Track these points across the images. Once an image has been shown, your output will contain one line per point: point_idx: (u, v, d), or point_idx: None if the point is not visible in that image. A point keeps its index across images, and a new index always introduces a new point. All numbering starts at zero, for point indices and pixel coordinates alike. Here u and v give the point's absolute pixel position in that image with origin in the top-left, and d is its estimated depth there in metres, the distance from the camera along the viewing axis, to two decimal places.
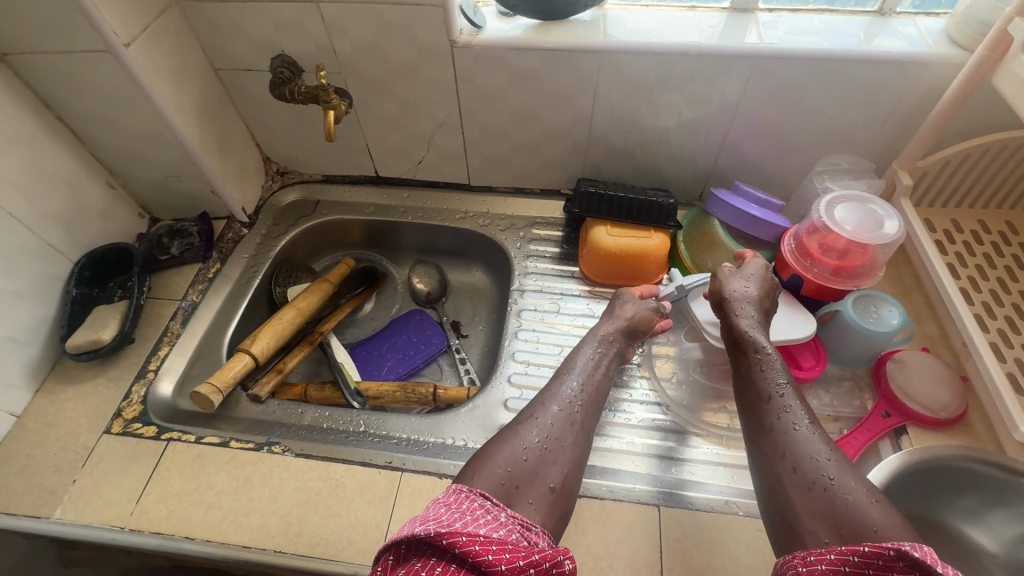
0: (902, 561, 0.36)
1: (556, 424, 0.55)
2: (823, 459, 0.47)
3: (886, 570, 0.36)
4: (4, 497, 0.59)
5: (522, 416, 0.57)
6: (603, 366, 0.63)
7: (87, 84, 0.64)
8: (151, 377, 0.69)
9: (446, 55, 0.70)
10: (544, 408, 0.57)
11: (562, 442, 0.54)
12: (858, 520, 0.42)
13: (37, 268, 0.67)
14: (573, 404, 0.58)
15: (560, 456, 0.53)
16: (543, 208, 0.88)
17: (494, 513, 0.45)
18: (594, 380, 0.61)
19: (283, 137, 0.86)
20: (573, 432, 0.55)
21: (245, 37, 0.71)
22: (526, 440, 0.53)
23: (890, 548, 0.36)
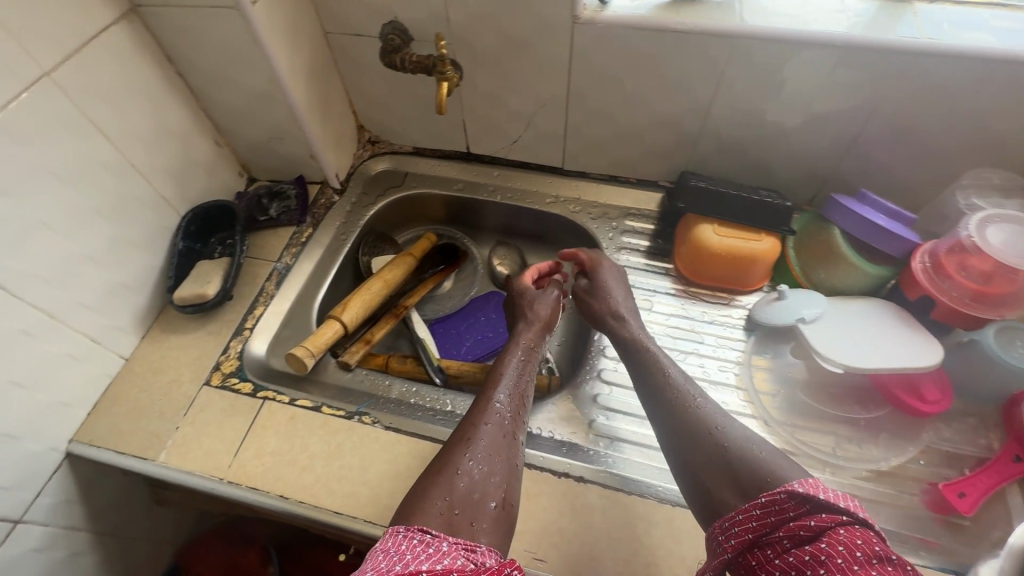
0: (794, 499, 0.42)
1: (497, 442, 0.55)
2: (723, 429, 0.52)
3: (783, 513, 0.42)
4: (115, 435, 0.62)
5: (454, 440, 0.55)
6: (518, 382, 0.62)
7: (210, 40, 0.64)
8: (247, 335, 0.70)
9: (566, 31, 0.66)
10: (483, 426, 0.56)
11: (502, 459, 0.54)
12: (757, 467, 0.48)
13: (151, 219, 0.69)
14: (505, 420, 0.57)
15: (501, 471, 0.53)
16: (638, 199, 0.85)
17: (436, 544, 0.43)
18: (514, 393, 0.61)
19: (380, 106, 0.85)
20: (510, 438, 0.56)
21: (361, 2, 0.70)
22: (467, 468, 0.51)
23: (779, 491, 0.43)
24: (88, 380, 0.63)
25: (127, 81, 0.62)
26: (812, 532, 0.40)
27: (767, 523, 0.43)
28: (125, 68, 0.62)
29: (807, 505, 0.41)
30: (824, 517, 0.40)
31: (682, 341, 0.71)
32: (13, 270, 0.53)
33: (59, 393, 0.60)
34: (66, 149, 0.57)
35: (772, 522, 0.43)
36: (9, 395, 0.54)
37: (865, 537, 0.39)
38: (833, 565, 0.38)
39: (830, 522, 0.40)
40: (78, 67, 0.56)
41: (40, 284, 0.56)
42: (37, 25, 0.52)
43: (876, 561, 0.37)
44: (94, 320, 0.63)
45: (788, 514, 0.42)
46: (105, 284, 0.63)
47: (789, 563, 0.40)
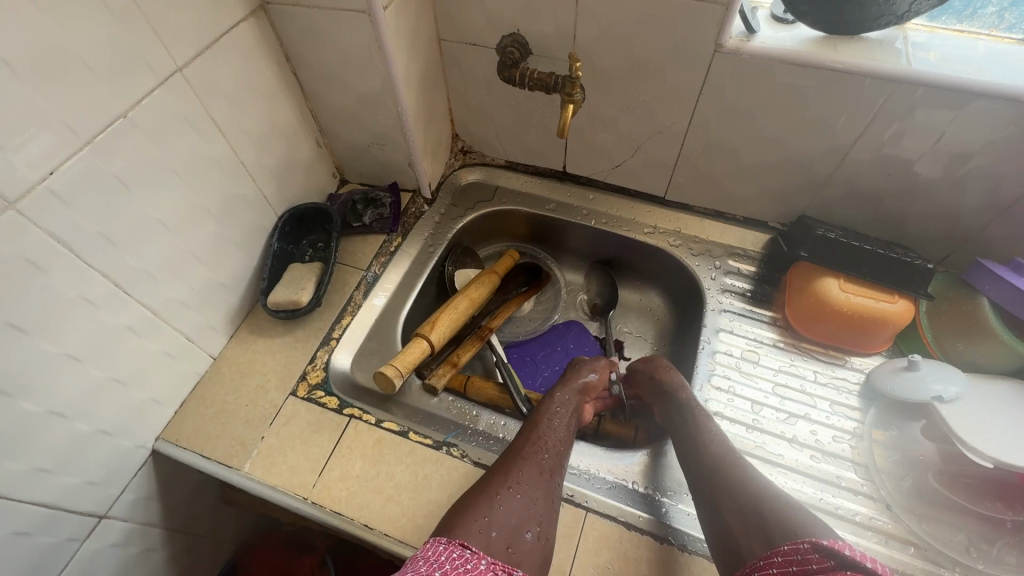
0: (817, 552, 0.41)
1: (539, 476, 0.55)
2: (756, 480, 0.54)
3: (807, 565, 0.41)
4: (201, 438, 0.61)
5: (498, 468, 0.55)
6: (562, 425, 0.61)
7: (332, 42, 0.62)
8: (333, 345, 0.68)
9: (705, 59, 0.61)
10: (528, 457, 0.56)
11: (542, 493, 0.53)
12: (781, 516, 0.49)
13: (252, 218, 0.67)
14: (549, 456, 0.57)
15: (540, 505, 0.53)
16: (743, 238, 0.79)
17: (474, 561, 0.43)
18: (556, 433, 0.60)
19: (481, 117, 0.82)
20: (551, 473, 0.56)
21: (485, 11, 0.67)
22: (507, 495, 0.52)
23: (802, 541, 0.43)
24: (179, 378, 0.62)
25: (248, 79, 0.61)
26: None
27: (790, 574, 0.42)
28: (248, 66, 0.60)
29: (830, 560, 0.39)
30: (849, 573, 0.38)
31: (791, 402, 0.65)
32: (127, 266, 0.52)
33: (153, 390, 0.59)
34: (187, 146, 0.55)
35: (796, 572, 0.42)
36: (109, 391, 0.54)
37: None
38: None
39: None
40: (208, 63, 0.55)
41: (149, 281, 0.55)
42: (178, 20, 0.51)
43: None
44: (191, 319, 0.62)
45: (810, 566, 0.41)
46: (205, 282, 0.62)
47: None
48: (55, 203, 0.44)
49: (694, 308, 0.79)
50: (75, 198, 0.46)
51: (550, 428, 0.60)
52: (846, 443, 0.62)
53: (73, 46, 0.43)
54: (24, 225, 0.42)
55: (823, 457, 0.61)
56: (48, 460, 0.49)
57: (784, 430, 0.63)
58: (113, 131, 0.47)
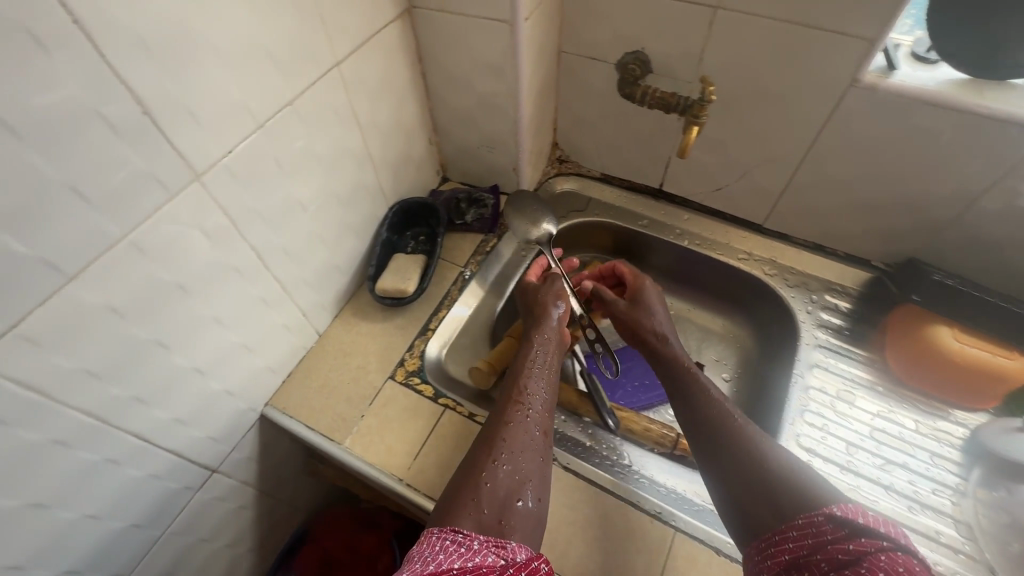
0: (832, 522, 0.42)
1: (525, 440, 0.54)
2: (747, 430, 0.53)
3: (822, 536, 0.42)
4: (306, 409, 0.65)
5: (487, 440, 0.54)
6: (544, 379, 0.60)
7: (467, 47, 0.65)
8: (429, 336, 0.71)
9: (837, 93, 0.61)
10: (514, 426, 0.55)
11: (531, 456, 0.54)
12: (779, 470, 0.49)
13: (368, 207, 0.71)
14: (534, 417, 0.56)
15: (530, 468, 0.53)
16: (842, 275, 0.78)
17: (467, 543, 0.43)
18: (537, 390, 0.59)
19: (585, 129, 0.84)
20: (537, 434, 0.56)
21: (613, 29, 0.68)
22: (498, 469, 0.51)
23: (817, 513, 0.43)
24: (292, 349, 0.66)
25: (387, 76, 0.64)
26: (849, 557, 0.39)
27: (807, 545, 0.42)
28: (389, 64, 0.64)
29: (845, 528, 0.41)
30: (864, 543, 0.40)
31: (889, 449, 0.64)
32: (270, 241, 0.56)
33: (271, 359, 0.63)
34: (331, 135, 0.59)
35: (810, 546, 0.42)
36: (238, 355, 0.58)
37: (907, 564, 0.38)
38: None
39: (868, 545, 0.39)
40: (359, 60, 0.59)
41: (283, 258, 0.59)
42: (343, 18, 0.54)
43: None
44: (309, 297, 0.65)
45: (827, 537, 0.42)
46: (324, 263, 0.66)
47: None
48: (227, 180, 0.48)
49: (786, 339, 0.76)
50: (243, 176, 0.49)
51: (531, 387, 0.59)
52: (947, 501, 0.60)
53: (262, 38, 0.46)
54: (202, 198, 0.46)
55: (921, 510, 0.59)
56: (184, 413, 0.53)
57: (880, 476, 0.62)
58: (280, 117, 0.51)
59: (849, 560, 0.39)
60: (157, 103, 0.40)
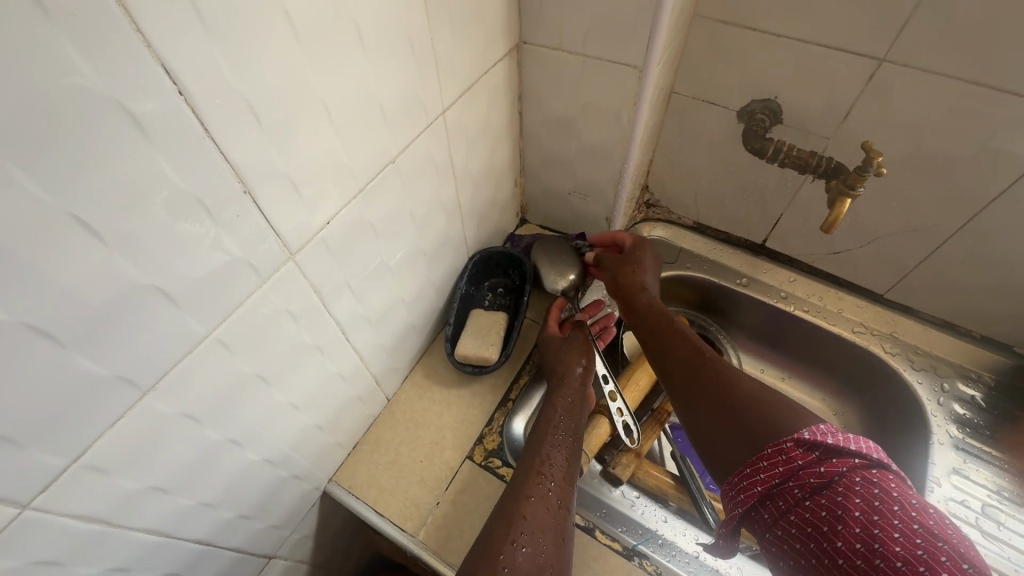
0: (802, 446, 0.39)
1: (548, 516, 0.44)
2: (744, 383, 0.46)
3: (792, 463, 0.39)
4: (375, 489, 0.57)
5: (502, 514, 0.44)
6: (566, 446, 0.51)
7: (578, 89, 0.57)
8: (510, 408, 0.62)
9: (1022, 168, 0.52)
10: (535, 500, 0.45)
11: (555, 536, 0.43)
12: (774, 421, 0.42)
13: (450, 259, 0.63)
14: (558, 491, 0.47)
15: (554, 551, 0.42)
16: (978, 360, 0.68)
17: None
18: (561, 458, 0.50)
19: (685, 176, 0.75)
20: (561, 509, 0.46)
21: (744, 74, 0.60)
22: (518, 550, 0.41)
23: (786, 439, 0.40)
24: (361, 420, 0.59)
25: (487, 118, 0.57)
26: (822, 481, 0.37)
27: (777, 474, 0.39)
28: (491, 105, 0.56)
29: (815, 451, 0.38)
30: (835, 462, 0.38)
31: None
32: (354, 312, 0.49)
33: (339, 434, 0.55)
34: (427, 189, 0.52)
35: (781, 474, 0.39)
36: (310, 436, 0.51)
37: (880, 483, 0.36)
38: (849, 518, 0.35)
39: (841, 468, 0.37)
40: (465, 103, 0.51)
41: (364, 326, 0.51)
42: (456, 60, 0.47)
43: (896, 509, 0.34)
44: (384, 362, 0.58)
45: (797, 463, 0.39)
46: (402, 325, 0.58)
47: (802, 518, 0.38)
48: (321, 251, 0.41)
49: (908, 432, 0.67)
50: (336, 245, 0.42)
51: (554, 454, 0.50)
52: None
53: (375, 88, 0.39)
54: (293, 276, 0.39)
55: None
56: (249, 507, 0.46)
57: None
58: (382, 176, 0.44)
59: (823, 488, 0.37)
60: (258, 177, 0.32)
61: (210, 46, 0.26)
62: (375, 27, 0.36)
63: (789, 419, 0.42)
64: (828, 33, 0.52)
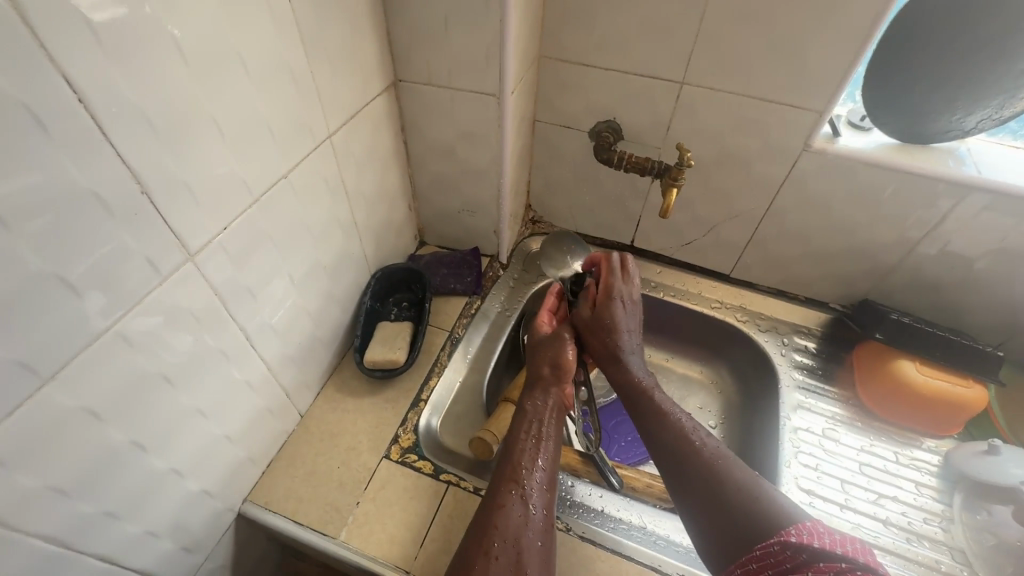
0: (789, 548, 0.39)
1: (522, 525, 0.47)
2: (733, 478, 0.46)
3: (782, 565, 0.39)
4: (292, 500, 0.58)
5: (479, 526, 0.47)
6: (541, 451, 0.53)
7: (451, 117, 0.67)
8: (422, 407, 0.67)
9: (792, 157, 0.68)
10: (508, 511, 0.48)
11: (530, 544, 0.46)
12: (740, 486, 0.46)
13: (353, 276, 0.69)
14: (533, 499, 0.49)
15: (532, 563, 0.45)
16: (807, 317, 0.83)
17: None
18: (535, 462, 0.52)
19: (558, 192, 0.87)
20: (539, 515, 0.49)
21: (586, 101, 0.73)
22: (490, 566, 0.44)
23: (775, 541, 0.40)
24: (273, 436, 0.60)
25: (374, 146, 0.65)
26: None
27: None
28: (376, 134, 0.64)
29: (803, 554, 0.38)
30: (821, 566, 0.36)
31: (880, 483, 0.67)
32: (259, 320, 0.52)
33: (251, 448, 0.57)
34: (322, 206, 0.57)
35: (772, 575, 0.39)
36: (219, 449, 0.52)
37: None
38: None
39: (827, 571, 0.36)
40: (350, 130, 0.59)
41: (270, 335, 0.55)
42: (337, 92, 0.54)
43: None
44: (293, 374, 0.61)
45: (785, 565, 0.39)
46: (309, 337, 0.62)
47: None
48: (220, 256, 0.45)
49: (764, 383, 0.79)
50: (235, 251, 0.46)
51: (528, 459, 0.52)
52: (938, 531, 0.63)
53: (264, 112, 0.45)
54: (194, 277, 0.43)
55: (917, 540, 0.62)
56: (157, 524, 0.46)
57: (875, 511, 0.64)
58: (276, 189, 0.49)
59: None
60: (155, 180, 0.37)
61: (106, 63, 0.32)
62: (259, 60, 0.43)
63: (749, 493, 0.45)
64: (639, 65, 0.67)
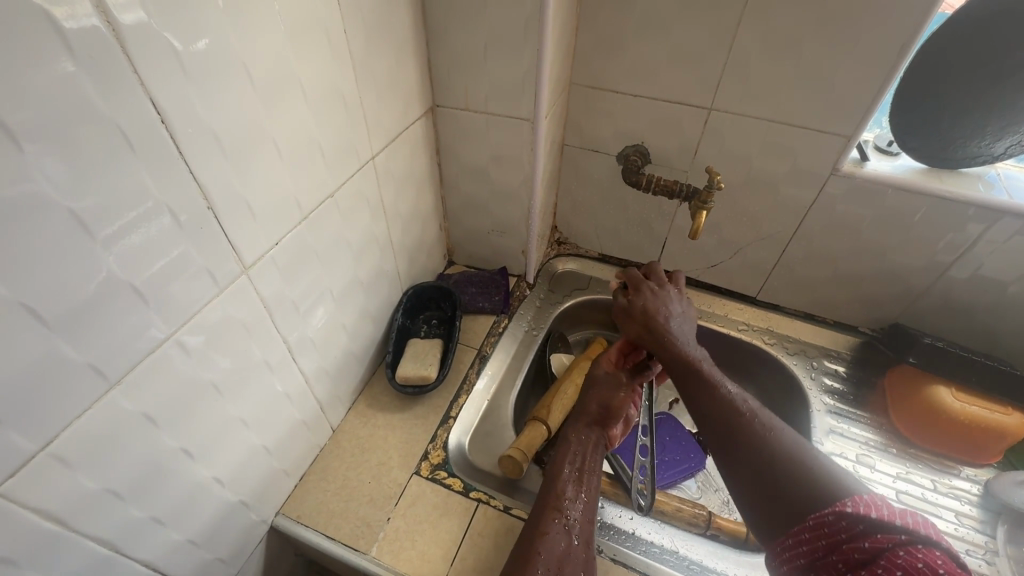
0: (845, 519, 0.40)
1: (564, 553, 0.48)
2: (783, 456, 0.46)
3: (838, 535, 0.39)
4: (324, 514, 0.59)
5: (521, 553, 0.48)
6: (584, 482, 0.54)
7: (485, 141, 0.69)
8: (452, 424, 0.67)
9: (820, 181, 0.69)
10: (550, 539, 0.48)
11: (573, 573, 0.47)
12: (789, 460, 0.46)
13: (387, 292, 0.70)
14: (575, 529, 0.50)
15: None
16: (836, 340, 0.82)
17: None
18: (578, 494, 0.53)
19: (584, 214, 0.89)
20: (581, 545, 0.49)
21: (615, 126, 0.76)
22: None
23: (829, 512, 0.41)
24: (307, 449, 0.61)
25: (411, 167, 0.67)
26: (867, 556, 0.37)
27: (823, 548, 0.40)
28: (413, 156, 0.67)
29: (861, 525, 0.39)
30: (880, 538, 0.37)
31: (917, 511, 0.65)
32: (301, 333, 0.54)
33: (286, 461, 0.57)
34: (363, 224, 0.60)
35: (825, 546, 0.40)
36: (258, 460, 0.52)
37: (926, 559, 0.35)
38: None
39: (885, 543, 0.37)
40: (391, 152, 0.61)
41: (310, 348, 0.56)
42: (382, 116, 0.57)
43: None
44: (328, 388, 0.62)
45: (840, 535, 0.39)
46: (344, 352, 0.63)
47: None
48: (270, 270, 0.47)
49: (794, 406, 0.79)
50: (284, 265, 0.48)
51: (570, 490, 0.53)
52: (983, 565, 0.61)
53: (318, 135, 0.48)
54: (247, 289, 0.44)
55: None
56: (198, 533, 0.47)
57: None
58: (323, 207, 0.52)
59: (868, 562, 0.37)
60: (220, 198, 0.39)
61: (186, 86, 0.34)
62: (317, 87, 0.46)
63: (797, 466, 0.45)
64: (668, 92, 0.69)
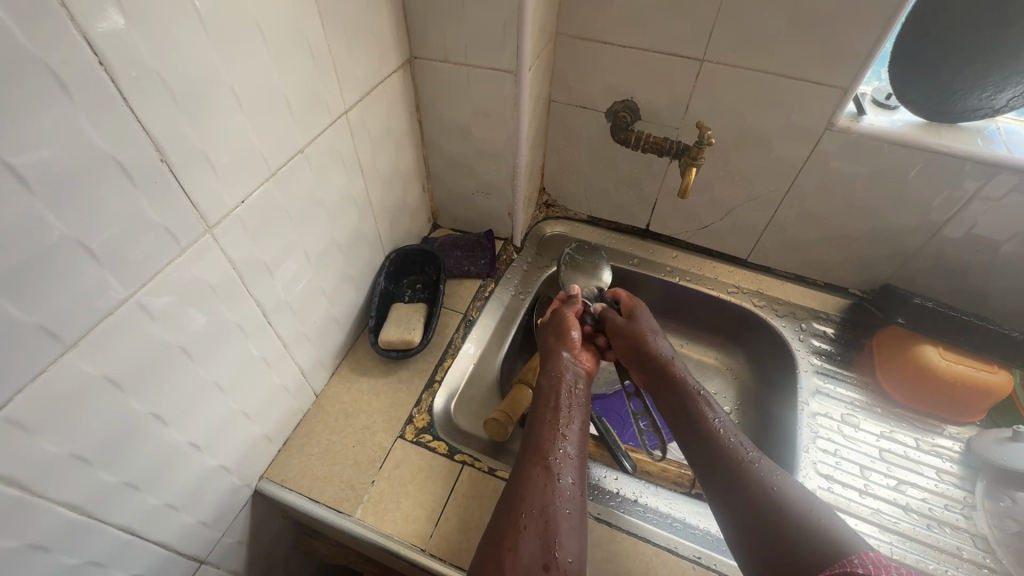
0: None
1: (549, 494, 0.48)
2: (789, 507, 0.45)
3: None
4: (308, 478, 0.58)
5: (506, 501, 0.48)
6: (563, 423, 0.54)
7: (467, 96, 0.66)
8: (436, 388, 0.67)
9: (814, 136, 0.66)
10: (533, 482, 0.48)
11: (558, 510, 0.47)
12: (792, 510, 0.45)
13: (368, 256, 0.68)
14: (559, 469, 0.50)
15: (562, 528, 0.46)
16: (825, 302, 0.82)
17: None
18: (562, 436, 0.53)
19: (573, 174, 0.86)
20: (567, 484, 0.49)
21: (603, 80, 0.72)
22: (520, 535, 0.45)
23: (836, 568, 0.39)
24: (289, 414, 0.60)
25: (389, 124, 0.64)
26: None
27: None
28: (391, 113, 0.64)
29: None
30: None
31: (899, 468, 0.66)
32: (276, 296, 0.52)
33: (267, 426, 0.57)
34: (338, 183, 0.57)
35: None
36: (236, 424, 0.51)
37: None
38: None
39: None
40: (366, 107, 0.58)
41: (287, 313, 0.55)
42: (354, 67, 0.54)
43: None
44: (309, 353, 0.61)
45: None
46: (325, 316, 0.62)
47: None
48: (237, 230, 0.44)
49: (781, 368, 0.78)
50: (253, 225, 0.46)
51: (552, 435, 0.53)
52: (963, 521, 0.61)
53: (282, 85, 0.45)
54: (213, 250, 0.42)
55: (939, 527, 0.61)
56: (177, 497, 0.46)
57: (896, 497, 0.63)
58: (293, 164, 0.49)
59: None
60: (175, 151, 0.37)
61: (126, 22, 0.31)
62: (278, 34, 0.43)
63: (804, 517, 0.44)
64: (659, 42, 0.66)
